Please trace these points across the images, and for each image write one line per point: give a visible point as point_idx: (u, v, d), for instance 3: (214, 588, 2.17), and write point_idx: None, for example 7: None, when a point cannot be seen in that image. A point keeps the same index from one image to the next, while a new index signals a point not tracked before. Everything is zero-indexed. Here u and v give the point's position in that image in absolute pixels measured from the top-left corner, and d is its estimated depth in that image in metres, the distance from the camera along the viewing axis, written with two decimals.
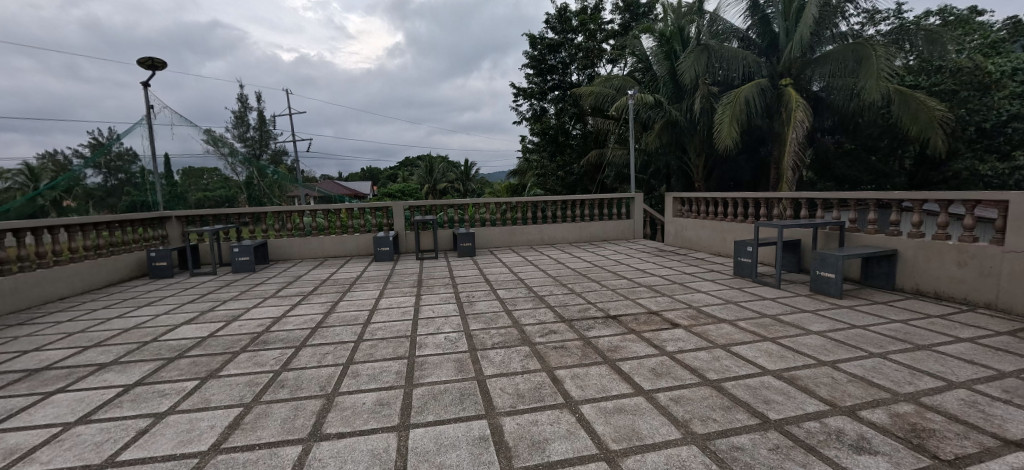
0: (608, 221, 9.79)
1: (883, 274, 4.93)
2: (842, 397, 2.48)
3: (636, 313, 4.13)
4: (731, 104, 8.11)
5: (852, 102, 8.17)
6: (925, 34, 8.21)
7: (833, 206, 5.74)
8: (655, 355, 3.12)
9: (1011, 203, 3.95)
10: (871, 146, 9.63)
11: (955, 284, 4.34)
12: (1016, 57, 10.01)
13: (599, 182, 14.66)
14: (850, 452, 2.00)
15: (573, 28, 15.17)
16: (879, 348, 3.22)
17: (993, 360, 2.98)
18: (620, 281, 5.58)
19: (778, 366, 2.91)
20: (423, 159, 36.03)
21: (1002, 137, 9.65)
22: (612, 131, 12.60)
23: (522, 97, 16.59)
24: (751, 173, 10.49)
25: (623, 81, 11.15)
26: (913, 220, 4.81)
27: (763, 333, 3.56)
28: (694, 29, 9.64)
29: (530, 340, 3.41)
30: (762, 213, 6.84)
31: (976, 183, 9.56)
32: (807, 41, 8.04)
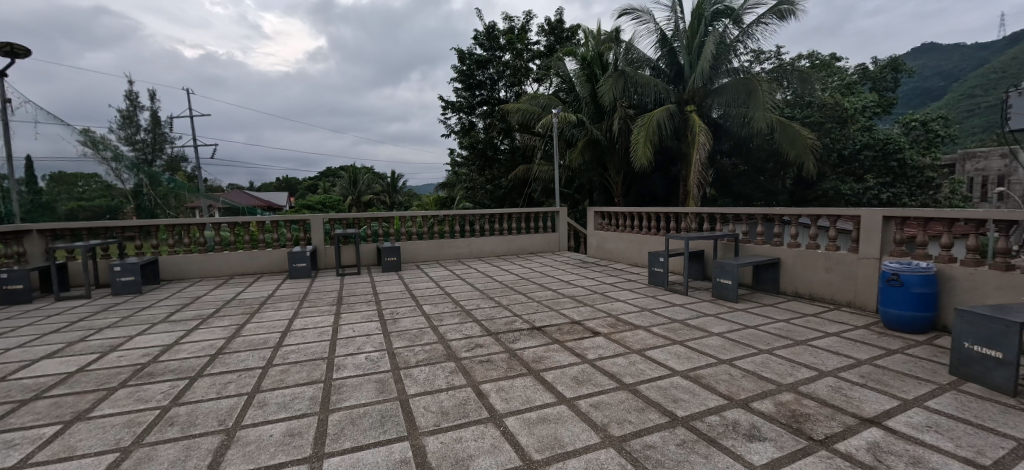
0: (535, 235, 10.03)
1: (770, 280, 5.58)
2: (738, 392, 2.76)
3: (559, 324, 4.25)
4: (645, 125, 8.78)
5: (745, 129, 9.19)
6: (798, 74, 9.48)
7: (730, 220, 6.41)
8: (577, 363, 3.23)
9: (862, 218, 4.68)
10: (760, 167, 10.95)
11: (824, 286, 5.04)
12: (864, 99, 12.11)
13: (527, 196, 15.00)
14: (744, 440, 2.22)
15: (501, 46, 15.57)
16: (767, 345, 3.64)
17: (853, 350, 3.50)
18: (545, 293, 5.72)
19: (685, 366, 3.16)
20: (346, 170, 34.44)
21: (857, 163, 11.54)
22: (538, 147, 13.01)
23: (450, 110, 16.68)
24: (664, 189, 11.39)
25: (549, 100, 11.67)
26: (791, 232, 5.52)
27: (673, 337, 3.85)
28: (612, 56, 10.39)
29: (456, 356, 3.37)
30: (672, 226, 7.44)
31: (840, 200, 11.19)
32: (707, 74, 8.90)
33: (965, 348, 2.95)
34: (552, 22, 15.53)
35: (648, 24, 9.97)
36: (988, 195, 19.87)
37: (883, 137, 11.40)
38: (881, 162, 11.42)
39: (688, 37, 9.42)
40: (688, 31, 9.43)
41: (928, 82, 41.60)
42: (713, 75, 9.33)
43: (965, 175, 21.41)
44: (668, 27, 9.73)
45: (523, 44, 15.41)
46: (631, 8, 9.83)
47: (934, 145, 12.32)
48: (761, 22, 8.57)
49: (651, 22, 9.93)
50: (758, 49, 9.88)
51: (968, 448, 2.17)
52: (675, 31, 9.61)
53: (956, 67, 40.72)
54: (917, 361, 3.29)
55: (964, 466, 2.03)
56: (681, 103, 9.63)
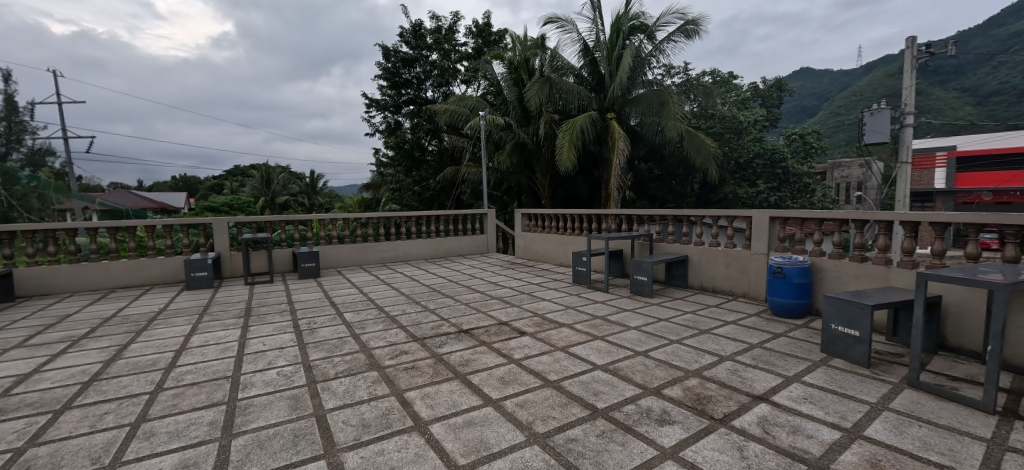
0: (462, 237, 9.96)
1: (680, 275, 6.06)
2: (652, 381, 2.96)
3: (487, 325, 4.26)
4: (570, 130, 9.11)
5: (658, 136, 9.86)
6: (703, 89, 10.39)
7: (645, 221, 6.86)
8: (503, 364, 3.26)
9: (753, 218, 5.26)
10: (672, 172, 11.85)
11: (724, 280, 5.59)
12: (755, 113, 13.62)
13: (456, 197, 14.78)
14: (656, 426, 2.39)
15: (428, 45, 15.31)
16: (677, 335, 3.95)
17: (746, 336, 3.93)
18: (473, 295, 5.71)
19: (605, 360, 3.33)
20: (257, 169, 31.68)
21: (751, 170, 12.93)
22: (466, 149, 12.95)
23: (375, 108, 16.09)
24: (588, 192, 11.90)
25: (476, 102, 11.67)
26: (697, 232, 6.04)
27: (594, 332, 4.03)
28: (538, 62, 10.67)
29: (380, 364, 3.24)
30: (594, 227, 7.80)
31: (738, 203, 12.46)
32: (625, 84, 9.40)
33: (832, 329, 3.43)
34: (480, 25, 15.55)
35: (572, 34, 10.35)
36: (850, 199, 23.43)
37: (770, 148, 12.92)
38: (770, 170, 12.94)
39: (608, 48, 9.86)
40: (607, 42, 9.87)
41: (806, 100, 48.02)
42: (631, 85, 9.88)
43: (834, 181, 25.02)
44: (590, 38, 10.15)
45: (450, 45, 15.26)
46: (556, 16, 10.15)
47: (810, 155, 14.22)
48: (671, 39, 9.27)
49: (574, 32, 10.32)
50: (669, 63, 10.66)
51: (834, 415, 2.52)
52: (596, 42, 10.03)
53: (827, 88, 47.46)
54: (796, 342, 3.77)
55: (831, 430, 2.37)
56: (602, 110, 10.11)
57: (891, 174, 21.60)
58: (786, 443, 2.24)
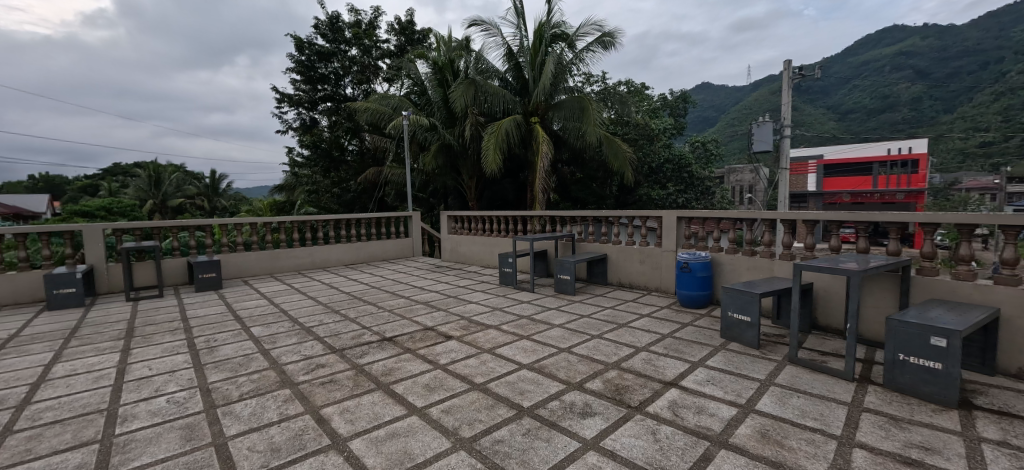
0: (385, 241, 9.58)
1: (600, 273, 6.37)
2: (575, 376, 3.07)
3: (412, 332, 4.14)
4: (495, 133, 9.18)
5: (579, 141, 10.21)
6: (619, 97, 10.98)
7: (567, 222, 7.11)
8: (428, 370, 3.19)
9: (663, 218, 5.69)
10: (592, 175, 12.41)
11: (639, 276, 5.98)
12: (665, 122, 14.74)
13: (379, 200, 14.24)
14: (579, 419, 2.48)
15: (346, 40, 14.57)
16: (598, 330, 4.14)
17: (659, 327, 4.23)
18: (397, 300, 5.52)
19: (531, 359, 3.39)
20: (144, 168, 27.91)
21: (663, 174, 13.96)
22: (389, 150, 12.51)
23: (287, 103, 15.04)
24: (514, 193, 12.07)
25: (399, 101, 11.34)
26: (614, 231, 6.40)
27: (521, 332, 4.09)
28: (463, 64, 10.65)
29: (293, 381, 3.00)
30: (519, 228, 7.94)
31: (651, 204, 13.43)
32: (548, 90, 9.65)
33: (728, 315, 3.82)
34: (403, 22, 15.11)
35: (496, 37, 10.43)
36: (744, 200, 26.48)
37: (677, 154, 14.07)
38: (678, 174, 14.08)
39: (531, 54, 10.08)
40: (530, 49, 10.08)
41: (706, 111, 53.21)
42: (553, 91, 10.14)
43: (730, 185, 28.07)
44: (514, 42, 10.32)
45: (371, 41, 14.62)
46: (480, 19, 10.17)
47: (710, 162, 15.72)
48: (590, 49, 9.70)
49: (499, 36, 10.40)
50: (588, 72, 11.14)
51: (732, 394, 2.80)
52: (520, 47, 10.21)
53: (723, 101, 53.04)
54: (701, 330, 4.13)
55: (730, 408, 2.62)
56: (527, 114, 10.28)
57: (775, 178, 24.73)
58: (693, 423, 2.45)
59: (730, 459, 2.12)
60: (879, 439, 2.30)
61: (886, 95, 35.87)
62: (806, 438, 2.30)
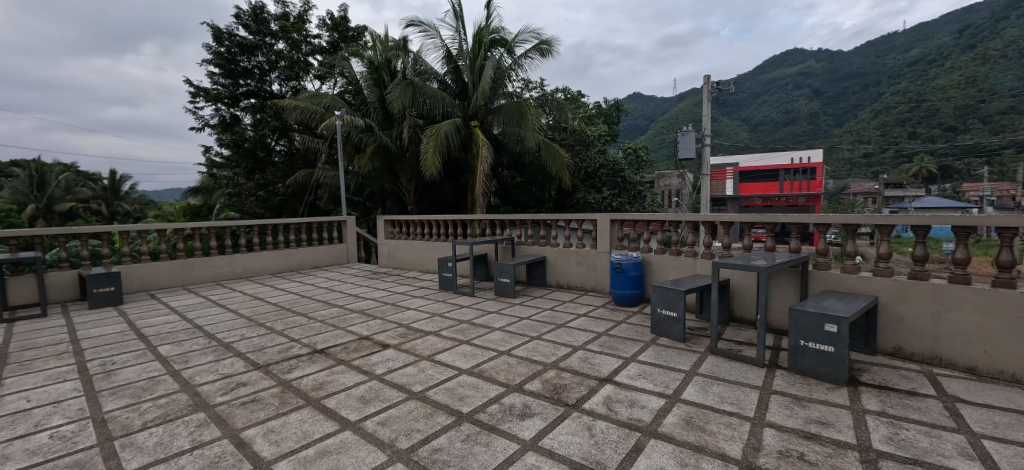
0: (317, 247, 9.07)
1: (539, 275, 6.49)
2: (514, 378, 3.09)
3: (345, 342, 3.95)
4: (434, 136, 9.03)
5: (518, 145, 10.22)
6: (556, 104, 11.19)
7: (508, 225, 7.17)
8: (364, 381, 3.06)
9: (598, 221, 5.91)
10: (532, 180, 12.59)
11: (577, 277, 6.17)
12: (600, 128, 15.31)
13: (310, 203, 13.50)
14: (518, 420, 2.50)
15: (272, 33, 13.67)
16: (537, 332, 4.21)
17: (595, 326, 4.39)
18: (330, 310, 5.25)
19: (471, 364, 3.37)
20: (26, 168, 24.34)
21: (599, 179, 14.46)
22: (320, 151, 11.92)
23: (203, 98, 13.83)
24: (454, 197, 11.94)
25: (332, 100, 10.82)
26: (553, 234, 6.55)
27: (461, 337, 4.06)
28: (400, 64, 10.40)
29: (208, 403, 2.74)
30: (459, 232, 7.88)
31: (587, 208, 13.90)
32: (487, 94, 9.63)
33: (657, 312, 4.04)
34: (336, 18, 14.44)
35: (435, 39, 10.30)
36: (671, 203, 28.34)
37: (611, 160, 14.67)
38: (612, 179, 14.65)
39: (470, 58, 10.04)
40: (470, 52, 10.04)
41: (637, 119, 56.20)
42: (492, 96, 10.14)
43: (659, 189, 29.93)
44: (453, 45, 10.22)
45: (301, 35, 13.72)
46: (418, 20, 9.99)
47: (641, 168, 16.58)
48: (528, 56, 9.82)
49: (438, 37, 10.27)
50: (527, 78, 11.29)
51: (661, 385, 2.97)
52: (459, 51, 10.14)
53: (653, 111, 56.37)
54: (633, 326, 4.34)
55: (659, 399, 2.78)
56: (466, 117, 10.21)
57: (698, 183, 26.78)
58: (626, 416, 2.56)
59: (659, 448, 2.25)
60: (784, 418, 2.55)
61: (789, 109, 40.05)
62: (725, 421, 2.50)
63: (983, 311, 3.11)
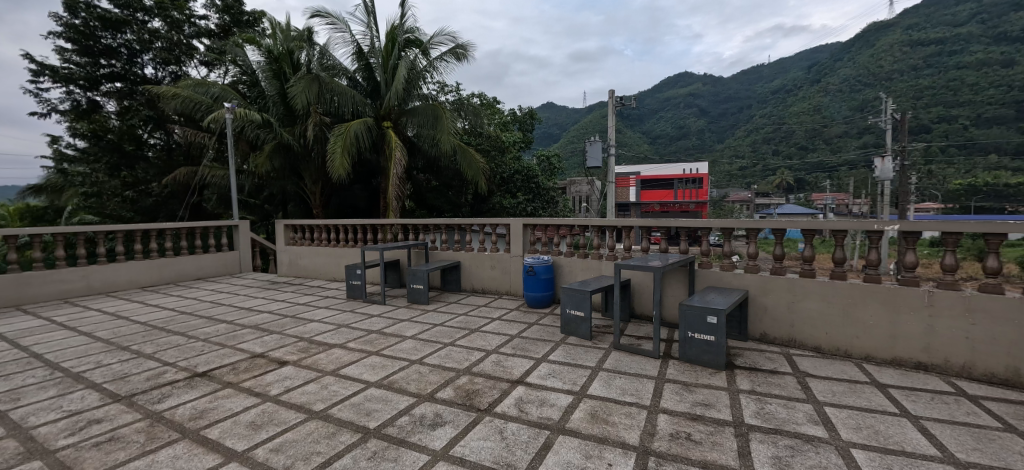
0: (202, 256, 8.05)
1: (454, 280, 6.43)
2: (425, 387, 3.02)
3: (234, 362, 3.55)
4: (342, 136, 8.50)
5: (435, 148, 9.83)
6: (472, 109, 11.09)
7: (423, 230, 7.00)
8: (255, 404, 2.77)
9: (511, 225, 6.02)
10: (448, 184, 12.38)
11: (491, 281, 6.21)
12: (515, 135, 15.55)
13: (192, 205, 11.99)
14: (429, 431, 2.44)
15: (145, 8, 11.75)
16: (450, 338, 4.16)
17: (508, 329, 4.46)
18: (217, 326, 4.68)
19: (380, 376, 3.22)
20: None
21: (515, 184, 14.66)
22: (207, 146, 10.65)
23: (48, 77, 11.51)
24: (365, 201, 11.36)
25: (222, 90, 9.68)
26: (467, 239, 6.54)
27: (370, 348, 3.86)
28: (304, 57, 9.62)
29: (46, 449, 2.28)
30: (370, 237, 7.51)
31: (503, 212, 14.06)
32: (401, 94, 9.19)
33: (567, 312, 4.22)
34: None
35: (344, 33, 9.73)
36: (581, 208, 30.04)
37: (526, 166, 14.98)
38: (526, 184, 14.99)
39: (383, 56, 9.61)
40: (382, 50, 9.62)
41: (550, 127, 58.48)
42: (406, 96, 9.73)
43: (571, 195, 31.68)
44: (364, 42, 9.74)
45: (181, 14, 12.17)
46: (325, 11, 9.37)
47: (554, 174, 17.18)
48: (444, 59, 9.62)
49: (347, 32, 9.72)
50: (442, 81, 11.11)
51: (569, 383, 3.10)
52: (370, 48, 9.66)
53: (564, 120, 59.16)
54: (544, 327, 4.49)
55: (567, 396, 2.90)
56: (378, 118, 9.73)
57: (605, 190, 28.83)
58: (536, 415, 2.63)
59: (567, 443, 2.34)
60: (675, 403, 2.80)
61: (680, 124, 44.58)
62: (625, 412, 2.68)
63: (825, 300, 3.71)
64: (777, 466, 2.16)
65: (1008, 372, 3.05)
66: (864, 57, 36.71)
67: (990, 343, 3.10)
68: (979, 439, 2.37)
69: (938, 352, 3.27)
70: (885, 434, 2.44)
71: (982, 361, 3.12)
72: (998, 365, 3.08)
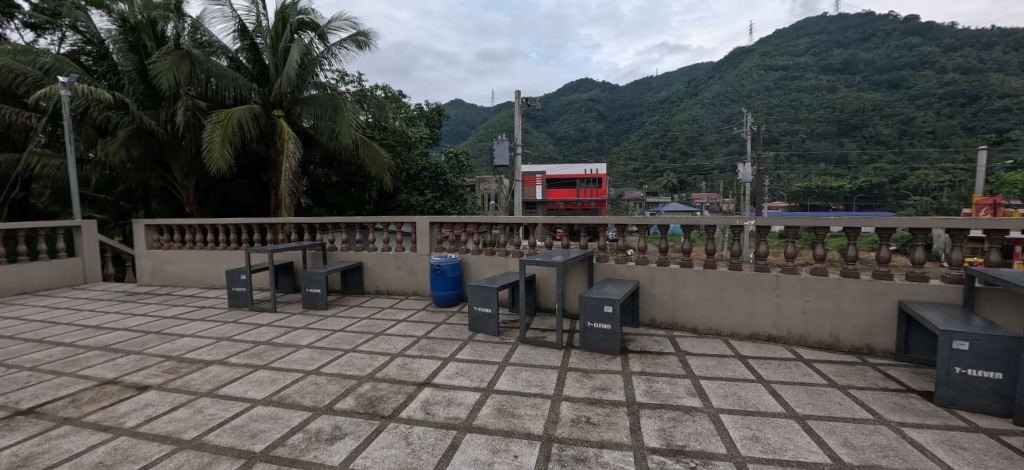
0: (29, 265, 6.58)
1: (356, 282, 6.09)
2: (322, 399, 2.81)
3: (76, 392, 2.97)
4: (221, 123, 7.51)
5: (333, 141, 9.09)
6: (376, 102, 10.48)
7: (320, 229, 6.51)
8: (104, 441, 2.34)
9: (417, 223, 5.86)
10: (349, 180, 11.61)
11: (396, 281, 6.00)
12: (422, 130, 15.10)
13: (16, 201, 9.77)
14: (326, 446, 2.28)
15: None
16: (351, 344, 3.92)
17: (415, 330, 4.35)
18: (52, 350, 3.87)
19: (268, 392, 2.93)
20: None
21: (422, 181, 14.22)
22: (35, 129, 8.72)
23: None
24: (252, 198, 10.23)
25: (57, 61, 7.99)
26: (371, 238, 6.23)
27: (256, 362, 3.49)
28: (171, 30, 8.33)
29: None
30: (257, 238, 6.78)
31: (411, 210, 13.58)
32: (294, 80, 8.35)
33: (474, 309, 4.24)
34: None
35: (222, 7, 8.61)
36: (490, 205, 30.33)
37: (434, 163, 14.62)
38: (434, 182, 14.65)
39: (272, 37, 8.67)
40: (271, 31, 8.69)
41: (458, 123, 58.05)
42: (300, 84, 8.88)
43: (480, 193, 31.96)
44: (248, 19, 8.71)
45: None
46: None
47: (463, 172, 17.02)
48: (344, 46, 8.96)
49: (227, 6, 8.61)
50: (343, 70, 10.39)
51: (476, 380, 3.12)
52: (257, 26, 8.65)
53: (471, 118, 59.14)
54: (452, 326, 4.46)
55: (474, 393, 2.91)
56: (267, 106, 8.78)
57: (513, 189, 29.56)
58: (442, 416, 2.60)
59: (473, 441, 2.35)
60: (576, 389, 2.97)
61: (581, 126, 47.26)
62: (530, 403, 2.77)
63: (700, 286, 4.21)
64: (662, 437, 2.40)
65: (832, 338, 3.73)
66: (731, 76, 42.31)
67: (819, 315, 3.77)
68: (811, 395, 2.88)
69: (784, 326, 3.90)
70: (745, 399, 2.84)
71: (814, 331, 3.78)
72: (825, 333, 3.76)
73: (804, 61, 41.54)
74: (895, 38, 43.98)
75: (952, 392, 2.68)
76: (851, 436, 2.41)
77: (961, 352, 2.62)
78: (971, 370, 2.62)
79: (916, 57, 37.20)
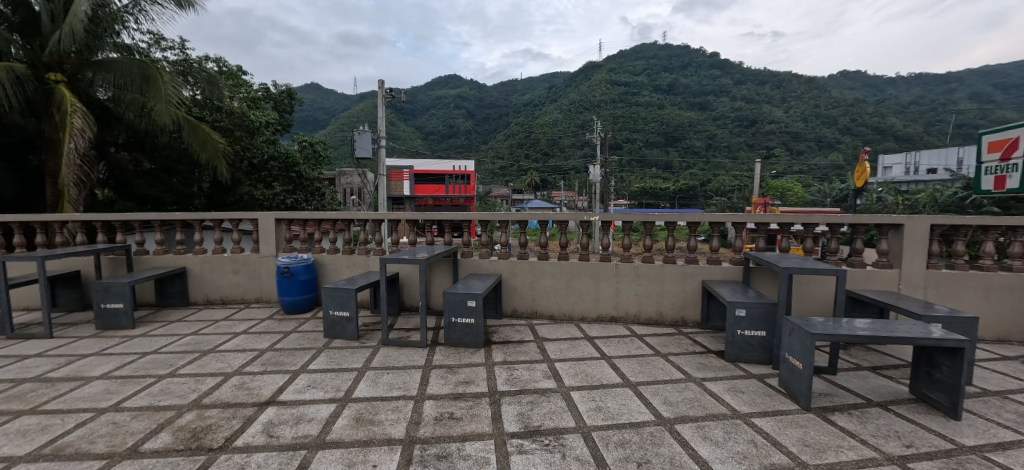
0: None
1: (177, 292, 5.08)
2: (123, 441, 2.28)
3: None
4: None
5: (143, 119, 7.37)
6: (206, 76, 8.81)
7: (123, 229, 5.25)
8: None
9: (259, 221, 5.14)
10: (169, 167, 9.64)
11: (233, 288, 5.19)
12: (268, 114, 13.13)
13: None
14: None
15: None
16: (169, 368, 3.27)
17: (256, 343, 3.82)
18: None
19: (37, 443, 2.27)
20: None
21: (269, 172, 12.43)
22: None
23: None
24: (15, 188, 7.69)
25: None
26: (197, 239, 5.26)
27: (18, 406, 2.67)
28: None
29: None
30: (21, 243, 5.15)
31: (255, 205, 11.80)
32: (81, 37, 6.50)
33: (329, 314, 3.91)
34: None
35: None
36: (352, 203, 28.23)
37: (284, 152, 12.85)
38: (284, 174, 12.88)
39: None
40: None
41: (313, 108, 52.54)
42: (92, 43, 6.96)
43: (342, 188, 29.61)
44: None
45: None
46: None
47: (319, 163, 15.37)
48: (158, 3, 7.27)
49: None
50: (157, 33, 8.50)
51: (332, 391, 2.88)
52: None
53: (329, 105, 54.22)
54: (304, 334, 4.05)
55: (327, 406, 2.69)
56: (36, 67, 6.70)
57: None
58: (289, 437, 2.34)
59: (326, 459, 2.16)
60: (439, 387, 2.96)
61: None
62: (392, 407, 2.67)
63: (555, 276, 4.56)
64: (520, 421, 2.54)
65: (657, 315, 4.41)
66: (583, 86, 46.76)
67: (648, 296, 4.41)
68: (644, 365, 3.36)
69: (623, 307, 4.46)
70: (591, 374, 3.19)
71: (644, 310, 4.42)
72: (654, 311, 4.41)
73: (640, 79, 48.01)
74: (703, 68, 53.87)
75: (735, 349, 3.39)
76: (669, 394, 2.88)
77: (740, 317, 3.36)
78: (747, 331, 3.36)
79: (718, 86, 46.12)
